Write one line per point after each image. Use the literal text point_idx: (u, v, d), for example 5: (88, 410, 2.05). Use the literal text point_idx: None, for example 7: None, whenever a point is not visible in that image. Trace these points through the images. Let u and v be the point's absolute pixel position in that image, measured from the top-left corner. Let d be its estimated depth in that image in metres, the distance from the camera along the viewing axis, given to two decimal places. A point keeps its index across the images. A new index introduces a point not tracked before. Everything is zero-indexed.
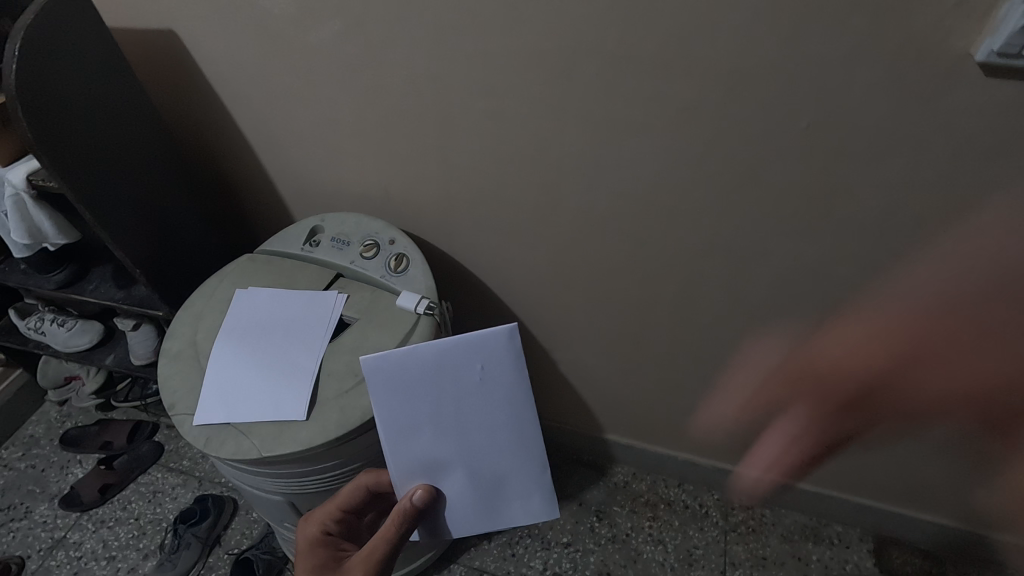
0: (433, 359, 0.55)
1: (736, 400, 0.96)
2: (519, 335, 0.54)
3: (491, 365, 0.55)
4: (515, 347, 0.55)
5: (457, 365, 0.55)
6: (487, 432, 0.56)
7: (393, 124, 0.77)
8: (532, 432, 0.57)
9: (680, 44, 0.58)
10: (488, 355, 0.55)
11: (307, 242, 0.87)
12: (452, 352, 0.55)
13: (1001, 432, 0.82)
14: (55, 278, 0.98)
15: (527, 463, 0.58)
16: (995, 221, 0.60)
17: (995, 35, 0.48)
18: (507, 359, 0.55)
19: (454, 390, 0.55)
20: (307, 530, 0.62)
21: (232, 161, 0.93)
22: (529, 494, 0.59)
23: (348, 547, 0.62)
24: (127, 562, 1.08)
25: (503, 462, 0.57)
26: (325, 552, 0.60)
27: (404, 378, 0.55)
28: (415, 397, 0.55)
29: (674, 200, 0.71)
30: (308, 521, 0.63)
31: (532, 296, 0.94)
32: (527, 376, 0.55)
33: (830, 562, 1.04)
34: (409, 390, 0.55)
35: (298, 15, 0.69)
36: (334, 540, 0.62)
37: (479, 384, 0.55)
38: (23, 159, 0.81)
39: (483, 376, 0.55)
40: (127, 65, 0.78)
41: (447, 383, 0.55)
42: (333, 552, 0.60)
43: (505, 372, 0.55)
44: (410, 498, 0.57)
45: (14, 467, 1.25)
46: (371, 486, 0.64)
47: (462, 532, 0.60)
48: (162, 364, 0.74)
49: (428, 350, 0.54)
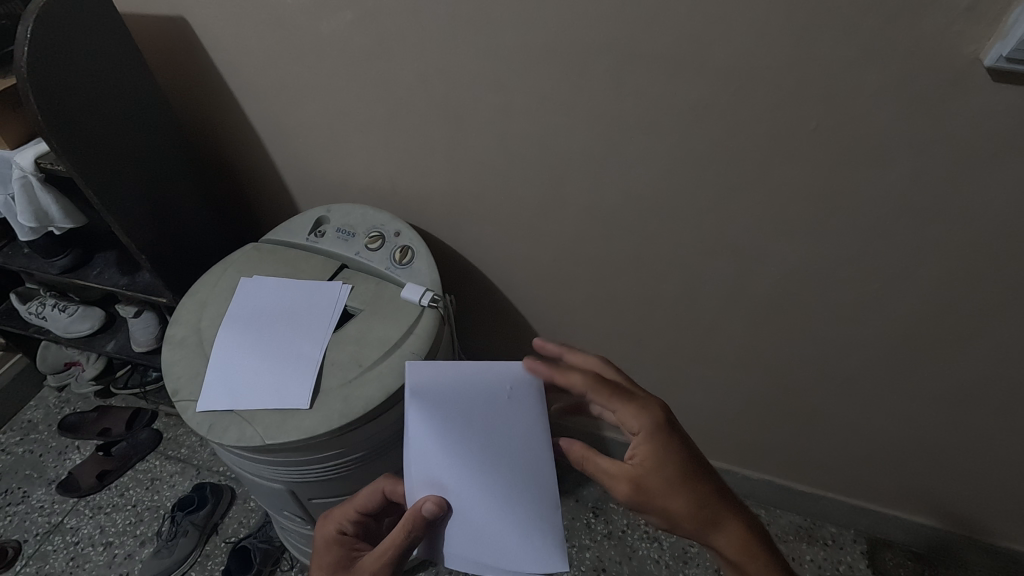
0: (468, 374, 0.56)
1: (735, 399, 0.97)
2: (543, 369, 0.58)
3: (517, 392, 0.56)
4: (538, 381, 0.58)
5: (486, 385, 0.56)
6: (505, 454, 0.54)
7: (401, 116, 0.77)
8: (547, 467, 0.54)
9: (690, 42, 0.58)
10: (516, 382, 0.56)
11: (312, 232, 0.87)
12: (485, 374, 0.56)
13: (994, 436, 0.82)
14: (58, 263, 0.97)
15: (540, 498, 0.54)
16: (996, 226, 0.61)
17: (1004, 40, 0.48)
18: (533, 390, 0.56)
19: (483, 409, 0.55)
20: (325, 529, 0.62)
21: (239, 150, 0.93)
22: (536, 534, 0.53)
23: (363, 548, 0.60)
24: (123, 548, 1.08)
25: (515, 491, 0.53)
26: (339, 552, 0.59)
27: (441, 389, 0.55)
28: (442, 406, 0.54)
29: (679, 198, 0.72)
30: (326, 520, 0.63)
31: (535, 291, 0.94)
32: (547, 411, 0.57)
33: (823, 562, 1.05)
34: (440, 397, 0.54)
35: (309, 5, 0.69)
36: (350, 540, 0.61)
37: (504, 406, 0.55)
38: (30, 142, 0.81)
39: (510, 399, 0.55)
40: (137, 51, 0.78)
41: (476, 399, 0.55)
42: (349, 554, 0.59)
43: (531, 400, 0.56)
44: (418, 508, 0.51)
45: (12, 452, 1.25)
46: (388, 492, 0.61)
47: (458, 565, 0.52)
48: (166, 350, 0.74)
49: (467, 366, 0.56)
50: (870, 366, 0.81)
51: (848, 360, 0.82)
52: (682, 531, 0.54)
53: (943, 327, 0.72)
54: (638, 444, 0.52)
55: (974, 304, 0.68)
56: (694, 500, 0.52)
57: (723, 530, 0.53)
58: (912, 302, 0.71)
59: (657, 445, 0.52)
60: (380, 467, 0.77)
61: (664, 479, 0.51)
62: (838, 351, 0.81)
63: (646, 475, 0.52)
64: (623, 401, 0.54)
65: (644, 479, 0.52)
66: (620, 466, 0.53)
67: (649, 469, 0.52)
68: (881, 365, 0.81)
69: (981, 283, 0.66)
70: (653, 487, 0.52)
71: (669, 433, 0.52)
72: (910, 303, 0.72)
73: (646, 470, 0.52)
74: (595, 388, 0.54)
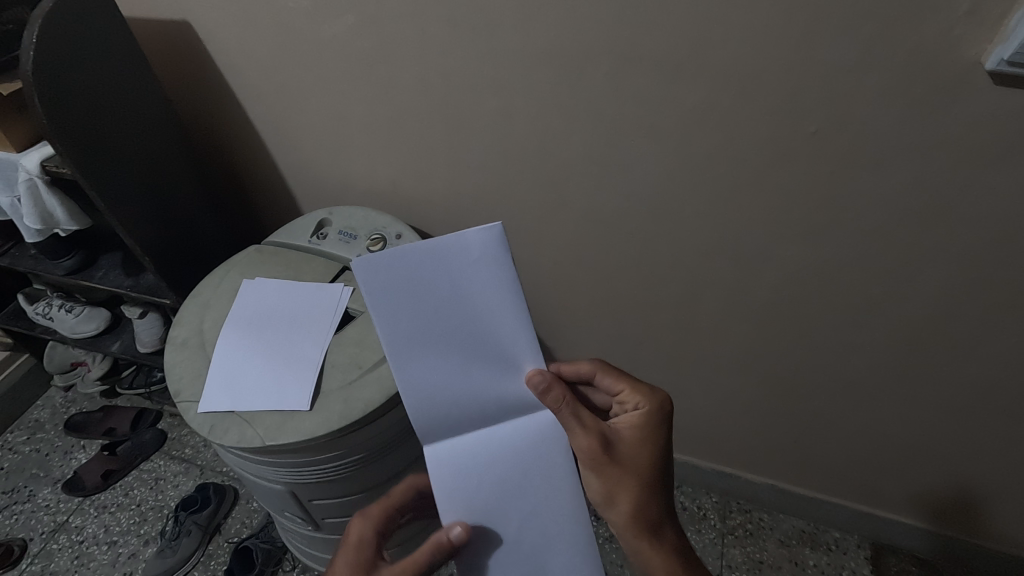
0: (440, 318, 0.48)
1: (736, 403, 0.97)
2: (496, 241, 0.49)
3: (482, 271, 0.49)
4: (494, 252, 0.49)
5: (444, 302, 0.48)
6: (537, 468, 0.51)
7: (402, 119, 0.77)
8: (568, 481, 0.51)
9: (688, 46, 0.58)
10: (480, 253, 0.49)
11: (315, 234, 0.87)
12: (431, 257, 0.48)
13: (999, 442, 0.82)
14: (64, 264, 0.99)
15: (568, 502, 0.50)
16: (1000, 230, 0.60)
17: (1005, 44, 0.48)
18: (505, 277, 0.49)
19: (442, 315, 0.48)
20: (357, 526, 0.54)
21: (241, 153, 0.94)
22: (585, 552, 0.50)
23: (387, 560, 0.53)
24: (127, 547, 1.09)
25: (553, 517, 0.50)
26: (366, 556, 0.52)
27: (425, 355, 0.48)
28: (431, 373, 0.48)
29: (679, 202, 0.72)
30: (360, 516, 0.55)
31: (536, 295, 0.94)
32: (500, 263, 0.49)
33: (827, 567, 1.04)
34: (421, 346, 0.48)
35: (311, 8, 0.69)
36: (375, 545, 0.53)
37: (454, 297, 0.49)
38: (37, 145, 0.82)
39: (455, 287, 0.49)
40: (142, 56, 0.79)
41: (460, 339, 0.49)
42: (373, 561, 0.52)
43: (472, 266, 0.49)
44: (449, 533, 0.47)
45: (18, 451, 1.26)
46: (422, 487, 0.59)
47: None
48: (169, 352, 0.75)
49: (438, 312, 0.48)
50: (872, 370, 0.81)
51: (850, 365, 0.82)
52: (615, 518, 0.53)
53: (943, 331, 0.72)
54: (631, 416, 0.55)
55: (978, 309, 0.68)
56: (648, 490, 0.52)
57: (656, 533, 0.53)
58: (913, 306, 0.71)
59: (647, 423, 0.55)
60: (381, 468, 0.78)
61: (635, 452, 0.53)
62: (839, 355, 0.81)
63: (624, 441, 0.54)
64: (631, 382, 0.58)
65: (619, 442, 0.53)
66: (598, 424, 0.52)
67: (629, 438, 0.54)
68: (884, 369, 0.80)
69: (984, 288, 0.66)
70: (624, 454, 0.53)
71: (661, 420, 0.55)
72: (913, 308, 0.71)
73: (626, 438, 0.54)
74: (603, 369, 0.59)
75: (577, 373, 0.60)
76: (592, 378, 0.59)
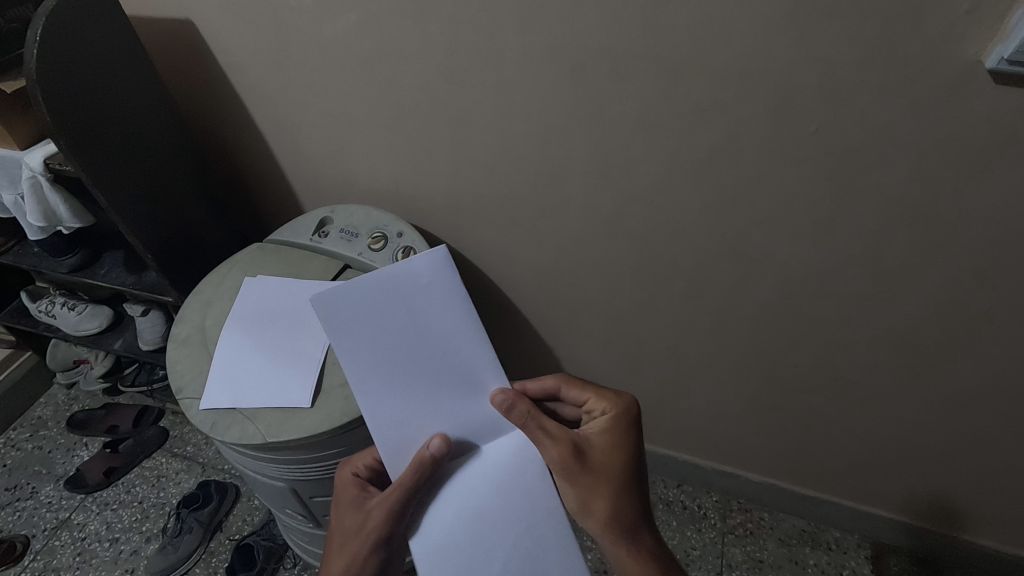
0: (400, 343, 0.51)
1: (736, 402, 0.97)
2: (446, 265, 0.53)
3: (435, 294, 0.52)
4: (445, 275, 0.53)
5: (403, 325, 0.51)
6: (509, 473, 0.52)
7: (404, 117, 0.77)
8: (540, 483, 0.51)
9: (690, 45, 0.58)
10: (430, 277, 0.52)
11: (316, 232, 0.88)
12: (388, 286, 0.51)
13: (999, 442, 0.82)
14: (67, 261, 0.99)
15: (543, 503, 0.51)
16: (1000, 229, 0.60)
17: (1006, 43, 0.48)
18: (458, 298, 0.53)
19: (403, 338, 0.51)
20: (343, 471, 0.58)
21: (243, 151, 0.94)
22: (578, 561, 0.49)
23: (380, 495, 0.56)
24: (129, 544, 1.10)
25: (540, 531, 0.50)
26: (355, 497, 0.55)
27: (391, 381, 0.50)
28: (409, 399, 0.51)
29: (680, 200, 0.72)
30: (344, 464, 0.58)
31: (537, 293, 0.94)
32: (452, 286, 0.53)
33: (827, 566, 1.05)
34: (393, 374, 0.50)
35: (314, 7, 0.70)
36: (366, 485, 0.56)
37: (413, 320, 0.51)
38: (40, 143, 0.82)
39: (411, 309, 0.51)
40: (145, 54, 0.79)
41: (431, 362, 0.51)
42: (361, 496, 0.55)
43: (426, 290, 0.52)
44: (427, 447, 0.49)
45: (21, 448, 1.26)
46: None
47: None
48: (171, 349, 0.75)
49: (398, 337, 0.51)
50: (873, 369, 0.81)
51: (851, 364, 0.82)
52: (592, 525, 0.54)
53: (944, 330, 0.72)
54: (600, 423, 0.56)
55: (979, 308, 0.68)
56: (620, 494, 0.53)
57: (634, 537, 0.53)
58: (914, 306, 0.71)
59: (615, 428, 0.55)
60: None
61: (607, 457, 0.54)
62: (840, 354, 0.81)
63: (593, 448, 0.54)
64: (597, 389, 0.58)
65: (588, 450, 0.54)
66: (565, 433, 0.53)
67: (598, 445, 0.54)
68: (884, 369, 0.80)
69: (985, 287, 0.66)
70: (595, 460, 0.53)
71: (629, 424, 0.56)
72: (914, 307, 0.71)
73: (595, 444, 0.54)
74: (568, 381, 0.59)
75: (543, 389, 0.59)
76: (558, 392, 0.59)
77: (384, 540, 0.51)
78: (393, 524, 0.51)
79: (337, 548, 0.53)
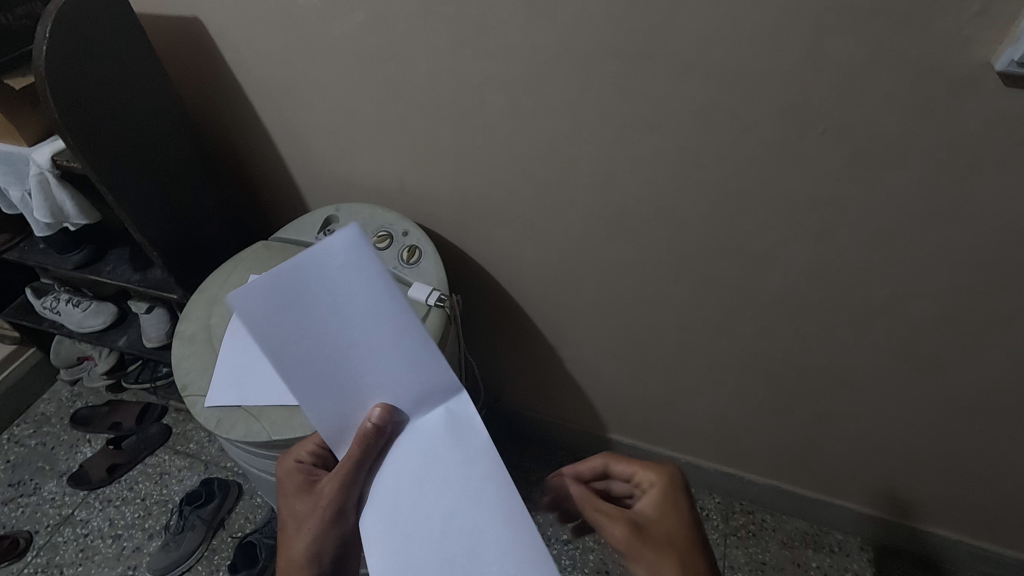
0: (314, 331, 0.44)
1: (740, 404, 0.97)
2: (361, 241, 0.41)
3: (350, 274, 0.42)
4: (361, 252, 0.41)
5: (315, 315, 0.43)
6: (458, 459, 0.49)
7: (411, 117, 0.77)
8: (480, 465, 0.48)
9: (699, 46, 0.58)
10: (345, 257, 0.41)
11: (321, 231, 0.87)
12: (288, 273, 0.41)
13: (1004, 445, 0.82)
14: (74, 258, 1.00)
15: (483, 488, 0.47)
16: (1007, 233, 0.60)
17: (1016, 45, 0.48)
18: (380, 278, 0.42)
19: (314, 326, 0.44)
20: (285, 463, 0.59)
21: (249, 149, 0.94)
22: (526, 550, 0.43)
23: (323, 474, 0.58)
24: (132, 541, 1.10)
25: (481, 517, 0.46)
26: (299, 480, 0.57)
27: (312, 369, 0.46)
28: (342, 375, 0.47)
29: (687, 202, 0.72)
30: (286, 455, 0.60)
31: (542, 294, 0.94)
32: (379, 270, 0.42)
33: (829, 569, 1.05)
34: (314, 366, 0.46)
35: (321, 6, 0.70)
36: (309, 469, 0.58)
37: (323, 307, 0.43)
38: (48, 140, 0.82)
39: (320, 295, 0.42)
40: (154, 52, 0.79)
41: (357, 342, 0.45)
42: (308, 478, 0.57)
43: (338, 272, 0.42)
44: (369, 418, 0.49)
45: (24, 443, 1.27)
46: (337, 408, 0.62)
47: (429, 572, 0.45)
48: (176, 346, 0.75)
49: (308, 326, 0.43)
50: (877, 372, 0.81)
51: (856, 366, 0.82)
52: None
53: (950, 332, 0.72)
54: (650, 497, 0.52)
55: (985, 311, 0.68)
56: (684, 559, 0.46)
57: None
58: (919, 308, 0.71)
59: (666, 498, 0.51)
60: None
61: (663, 527, 0.49)
62: (844, 356, 0.81)
63: (648, 522, 0.50)
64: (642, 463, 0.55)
65: (644, 525, 0.49)
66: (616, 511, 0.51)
67: (653, 517, 0.50)
68: (888, 372, 0.80)
69: (991, 290, 0.66)
70: (651, 531, 0.49)
71: (678, 491, 0.52)
72: (920, 310, 0.71)
73: (651, 518, 0.50)
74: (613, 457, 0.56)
75: (592, 470, 0.57)
76: (607, 470, 0.56)
77: (336, 515, 0.53)
78: (341, 497, 0.52)
79: (293, 530, 0.56)
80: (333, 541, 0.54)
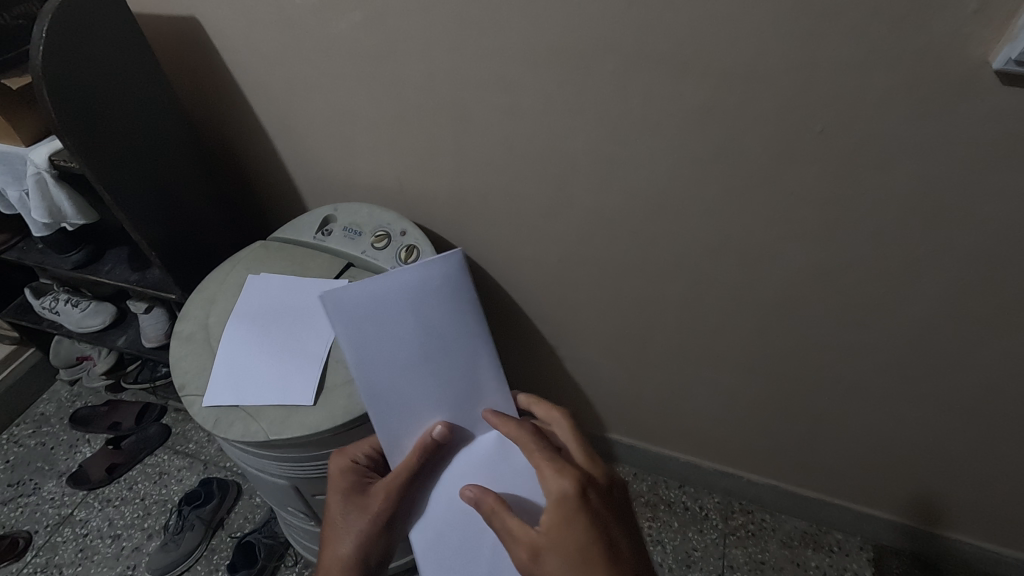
0: (407, 340, 0.56)
1: (739, 403, 0.97)
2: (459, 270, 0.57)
3: (443, 295, 0.57)
4: (456, 279, 0.57)
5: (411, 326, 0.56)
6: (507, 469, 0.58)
7: (408, 116, 0.77)
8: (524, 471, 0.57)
9: (696, 45, 0.58)
10: (442, 281, 0.57)
11: (320, 231, 0.88)
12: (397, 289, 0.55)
13: (1002, 444, 0.81)
14: (72, 258, 1.00)
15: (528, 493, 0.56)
16: (1005, 231, 0.60)
17: (1013, 43, 0.48)
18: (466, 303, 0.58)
19: (408, 337, 0.56)
20: (337, 460, 0.62)
21: (247, 148, 0.94)
22: None
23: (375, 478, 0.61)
24: (131, 541, 1.10)
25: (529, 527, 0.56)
26: (353, 480, 0.60)
27: (395, 376, 0.56)
28: (413, 386, 0.57)
29: (684, 201, 0.72)
30: (338, 453, 0.62)
31: (540, 293, 0.94)
32: (466, 294, 0.58)
33: (829, 569, 1.04)
34: (398, 372, 0.56)
35: (318, 5, 0.70)
36: (362, 470, 0.61)
37: (416, 322, 0.56)
38: (46, 140, 0.82)
39: (417, 310, 0.56)
40: (150, 52, 0.79)
41: (435, 353, 0.57)
42: (362, 480, 0.60)
43: (436, 292, 0.57)
44: (429, 434, 0.57)
45: (24, 443, 1.27)
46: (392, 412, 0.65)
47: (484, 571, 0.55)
48: (174, 346, 0.75)
49: (404, 335, 0.56)
50: (875, 371, 0.81)
51: (854, 365, 0.81)
52: None
53: (947, 331, 0.72)
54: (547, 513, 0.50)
55: (984, 310, 0.68)
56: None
57: None
58: (917, 307, 0.71)
59: (562, 519, 0.49)
60: None
61: (557, 553, 0.48)
62: (843, 355, 0.81)
63: (543, 542, 0.49)
64: (545, 463, 0.52)
65: (541, 549, 0.49)
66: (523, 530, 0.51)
67: (547, 536, 0.49)
68: (887, 370, 0.80)
69: (989, 289, 0.66)
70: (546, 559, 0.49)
71: (575, 510, 0.49)
72: (919, 309, 0.71)
73: (543, 536, 0.50)
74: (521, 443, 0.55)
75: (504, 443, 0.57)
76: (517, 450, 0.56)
77: (389, 520, 0.57)
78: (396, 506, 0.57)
79: (340, 532, 0.57)
80: (378, 546, 0.58)
